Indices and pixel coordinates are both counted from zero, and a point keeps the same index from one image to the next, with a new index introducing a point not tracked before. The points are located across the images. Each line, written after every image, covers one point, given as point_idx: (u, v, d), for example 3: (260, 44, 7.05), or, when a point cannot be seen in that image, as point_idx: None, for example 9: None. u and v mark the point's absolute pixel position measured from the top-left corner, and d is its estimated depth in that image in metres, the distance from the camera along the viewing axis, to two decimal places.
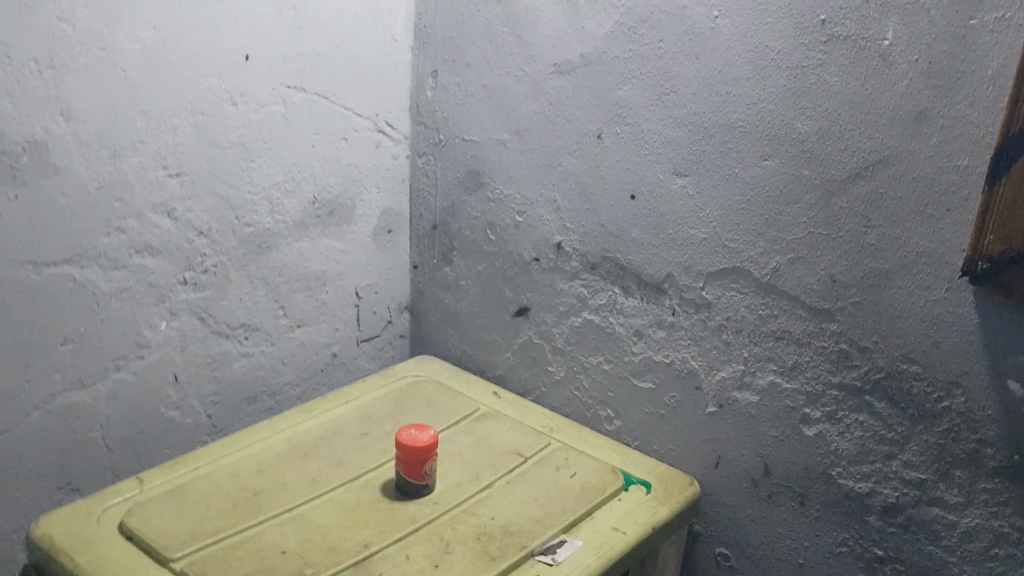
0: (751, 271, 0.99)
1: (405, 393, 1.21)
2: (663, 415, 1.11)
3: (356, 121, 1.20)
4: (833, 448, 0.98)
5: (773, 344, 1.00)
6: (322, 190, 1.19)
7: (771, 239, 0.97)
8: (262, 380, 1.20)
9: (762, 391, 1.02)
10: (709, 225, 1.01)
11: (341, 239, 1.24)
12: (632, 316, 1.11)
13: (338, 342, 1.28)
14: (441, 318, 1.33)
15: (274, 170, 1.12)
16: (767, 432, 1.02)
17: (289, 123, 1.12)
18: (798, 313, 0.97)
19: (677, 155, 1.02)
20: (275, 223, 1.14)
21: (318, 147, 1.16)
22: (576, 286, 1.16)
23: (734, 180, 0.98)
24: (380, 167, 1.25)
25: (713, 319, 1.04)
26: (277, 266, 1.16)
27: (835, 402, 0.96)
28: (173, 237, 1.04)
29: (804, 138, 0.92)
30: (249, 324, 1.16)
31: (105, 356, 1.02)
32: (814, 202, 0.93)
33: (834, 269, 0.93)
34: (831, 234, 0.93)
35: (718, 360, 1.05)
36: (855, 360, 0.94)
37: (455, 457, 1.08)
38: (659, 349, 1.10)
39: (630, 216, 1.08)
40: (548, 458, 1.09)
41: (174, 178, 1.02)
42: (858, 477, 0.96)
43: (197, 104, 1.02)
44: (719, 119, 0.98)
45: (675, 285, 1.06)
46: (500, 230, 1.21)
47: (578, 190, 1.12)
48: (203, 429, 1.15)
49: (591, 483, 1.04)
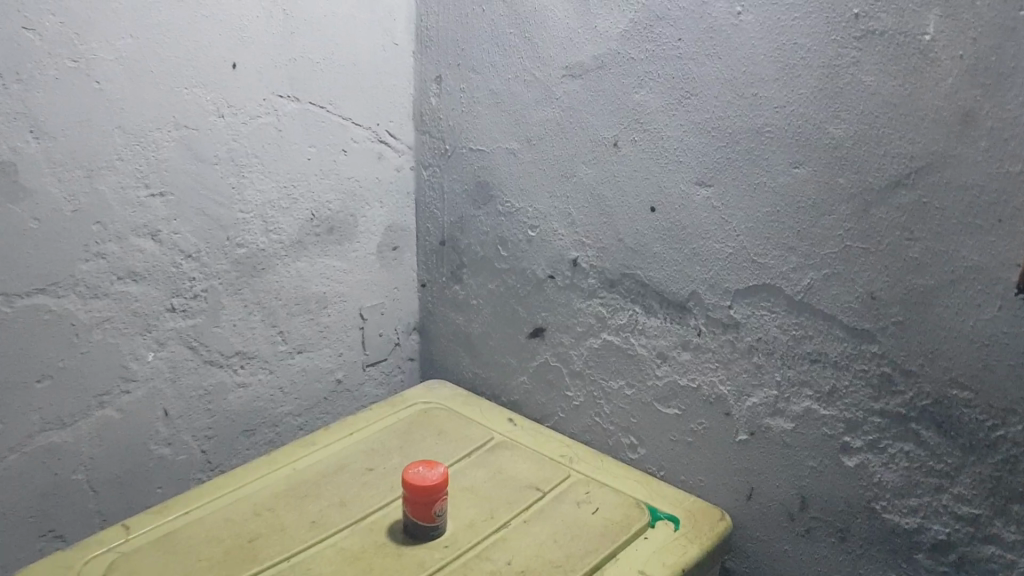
0: (783, 288, 0.91)
1: (414, 420, 1.14)
2: (690, 443, 1.02)
3: (355, 132, 1.13)
4: (876, 480, 0.89)
5: (807, 367, 0.92)
6: (320, 207, 1.12)
7: (804, 254, 0.89)
8: (260, 411, 1.14)
9: (797, 418, 0.93)
10: (736, 239, 0.93)
11: (343, 258, 1.17)
12: (654, 337, 1.02)
13: (342, 367, 1.21)
14: (451, 339, 1.24)
15: (267, 186, 1.06)
16: (803, 463, 0.94)
17: (282, 135, 1.05)
18: (836, 334, 0.89)
19: (699, 163, 0.94)
20: (270, 243, 1.08)
21: (315, 161, 1.09)
22: (593, 305, 1.06)
23: (763, 190, 0.90)
24: (383, 180, 1.18)
25: (742, 341, 0.95)
26: (273, 290, 1.10)
27: (878, 430, 0.88)
28: (158, 261, 0.98)
29: (837, 144, 0.84)
30: (244, 352, 1.09)
31: (87, 392, 0.97)
32: (850, 213, 0.85)
33: (875, 285, 0.85)
34: (871, 248, 0.85)
35: (748, 385, 0.96)
36: (899, 385, 0.86)
37: (468, 493, 1.01)
38: (684, 372, 1.01)
39: (649, 229, 0.99)
40: (567, 492, 1.02)
41: (157, 198, 0.96)
42: (905, 511, 0.88)
43: (180, 117, 0.96)
44: (744, 124, 0.90)
45: (700, 304, 0.97)
46: (511, 245, 1.12)
47: (594, 202, 1.03)
48: (198, 465, 1.09)
49: (614, 520, 0.97)
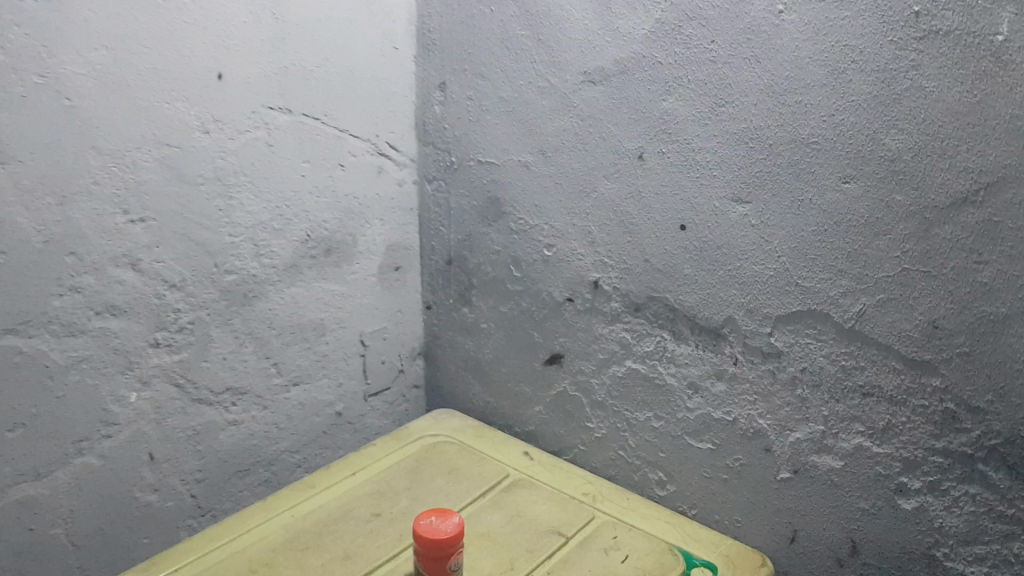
0: (831, 314, 0.83)
1: (422, 456, 1.05)
2: (726, 481, 0.94)
3: (353, 145, 1.04)
4: (936, 525, 0.81)
5: (859, 401, 0.83)
6: (316, 227, 1.03)
7: (855, 277, 0.80)
8: (255, 450, 1.05)
9: (846, 456, 0.85)
10: (778, 260, 0.85)
11: (341, 281, 1.08)
12: (685, 366, 0.94)
13: (342, 398, 1.12)
14: (459, 365, 1.16)
15: (258, 207, 0.97)
16: (854, 504, 0.86)
17: (273, 150, 0.96)
18: (891, 365, 0.80)
19: (735, 177, 0.85)
20: (263, 267, 0.99)
21: (309, 178, 1.00)
22: (617, 330, 0.98)
23: (807, 207, 0.82)
24: (383, 196, 1.09)
25: (784, 371, 0.87)
26: (267, 318, 1.01)
27: (939, 471, 0.80)
28: (140, 293, 0.89)
29: (894, 157, 0.76)
30: (236, 387, 1.01)
31: (65, 439, 0.88)
32: (909, 233, 0.77)
33: (937, 312, 0.77)
34: (932, 271, 0.76)
35: (791, 419, 0.88)
36: (964, 422, 0.78)
37: (485, 539, 0.92)
38: (718, 404, 0.92)
39: (679, 249, 0.91)
40: (593, 537, 0.93)
41: (138, 224, 0.87)
42: (970, 560, 0.80)
43: (162, 134, 0.86)
44: (787, 134, 0.81)
45: (736, 331, 0.89)
46: (525, 266, 1.04)
47: (617, 219, 0.94)
48: (188, 511, 1.00)
49: (647, 569, 0.89)
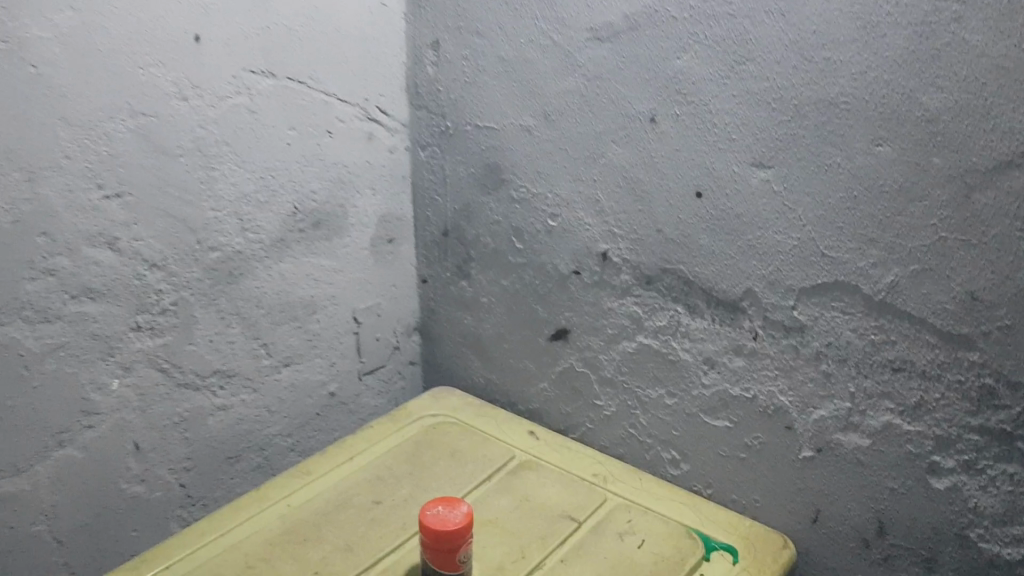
0: (860, 286, 0.78)
1: (421, 439, 1.00)
2: (744, 460, 0.90)
3: (341, 110, 0.97)
4: (971, 505, 0.77)
5: (889, 377, 0.79)
6: (304, 198, 0.96)
7: (887, 247, 0.76)
8: (245, 435, 0.99)
9: (875, 434, 0.81)
10: (802, 229, 0.79)
11: (332, 256, 1.02)
12: (700, 341, 0.89)
13: (335, 378, 1.07)
14: (457, 340, 1.10)
15: (242, 178, 0.90)
16: (882, 484, 0.82)
17: (257, 117, 0.89)
18: (925, 339, 0.76)
19: (757, 141, 0.80)
20: (248, 243, 0.93)
21: (295, 147, 0.94)
22: (627, 304, 0.93)
23: (836, 172, 0.76)
24: (374, 164, 1.03)
25: (808, 346, 0.82)
26: (254, 296, 0.95)
27: (975, 449, 0.76)
28: (119, 274, 0.83)
29: (932, 117, 0.71)
30: (224, 370, 0.95)
31: (43, 431, 0.82)
32: (947, 199, 0.72)
33: (976, 283, 0.72)
34: (972, 240, 0.71)
35: (815, 396, 0.84)
36: (1003, 399, 0.73)
37: (493, 526, 0.88)
38: (736, 381, 0.88)
39: (694, 219, 0.85)
40: (606, 521, 0.89)
41: (113, 200, 0.80)
42: (1007, 541, 0.76)
43: (137, 103, 0.80)
44: (813, 94, 0.75)
45: (756, 304, 0.84)
46: (527, 237, 0.98)
47: (627, 187, 0.89)
48: (177, 501, 0.95)
49: (664, 555, 0.84)
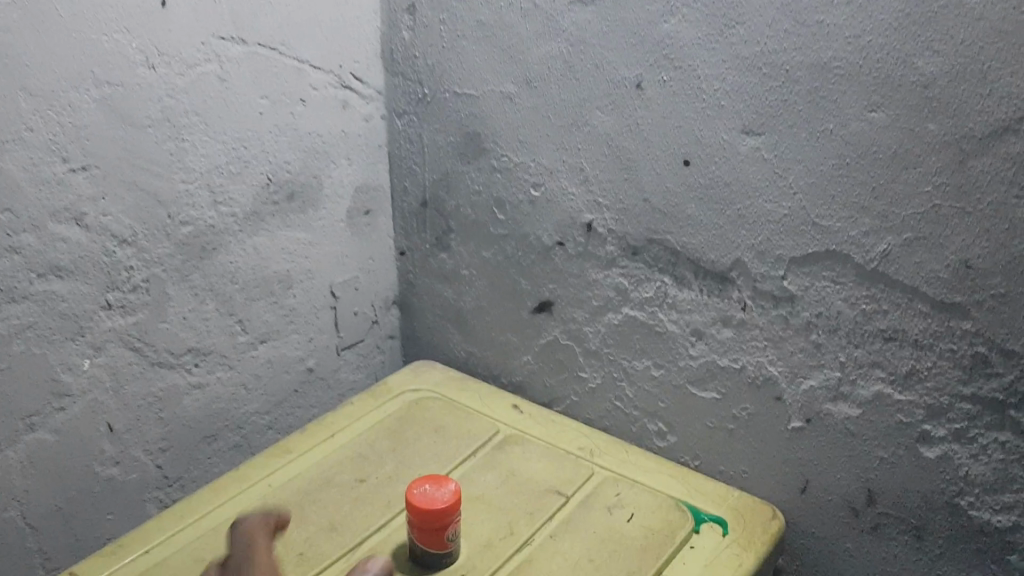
0: (852, 255, 0.77)
1: (404, 415, 0.98)
2: (732, 431, 0.89)
3: (315, 77, 0.94)
4: (962, 473, 0.77)
5: (880, 346, 0.78)
6: (278, 169, 0.93)
7: (880, 215, 0.74)
8: (222, 414, 0.97)
9: (865, 403, 0.80)
10: (793, 197, 0.78)
11: (307, 228, 0.99)
12: (688, 312, 0.87)
13: (313, 354, 1.04)
14: (438, 314, 1.08)
15: (213, 149, 0.86)
16: (872, 453, 0.81)
17: (228, 86, 0.86)
18: (917, 308, 0.75)
19: (746, 108, 0.78)
20: (221, 216, 0.89)
21: (267, 116, 0.90)
22: (613, 275, 0.91)
23: (828, 139, 0.75)
24: (350, 133, 0.99)
25: (798, 316, 0.81)
26: (228, 271, 0.92)
27: (966, 418, 0.76)
28: (87, 251, 0.79)
29: (928, 82, 0.69)
30: (199, 348, 0.92)
31: (12, 415, 0.79)
32: (941, 166, 0.71)
33: (970, 251, 0.71)
34: (966, 207, 0.70)
35: (805, 366, 0.83)
36: (996, 367, 0.73)
37: (479, 503, 0.86)
38: (724, 352, 0.87)
39: (682, 188, 0.83)
40: (594, 495, 0.88)
41: (80, 173, 0.77)
42: (997, 509, 0.76)
43: (102, 71, 0.76)
44: (805, 58, 0.74)
45: (745, 274, 0.83)
46: (509, 207, 0.96)
47: (613, 155, 0.86)
48: (153, 483, 0.92)
49: (654, 528, 0.83)
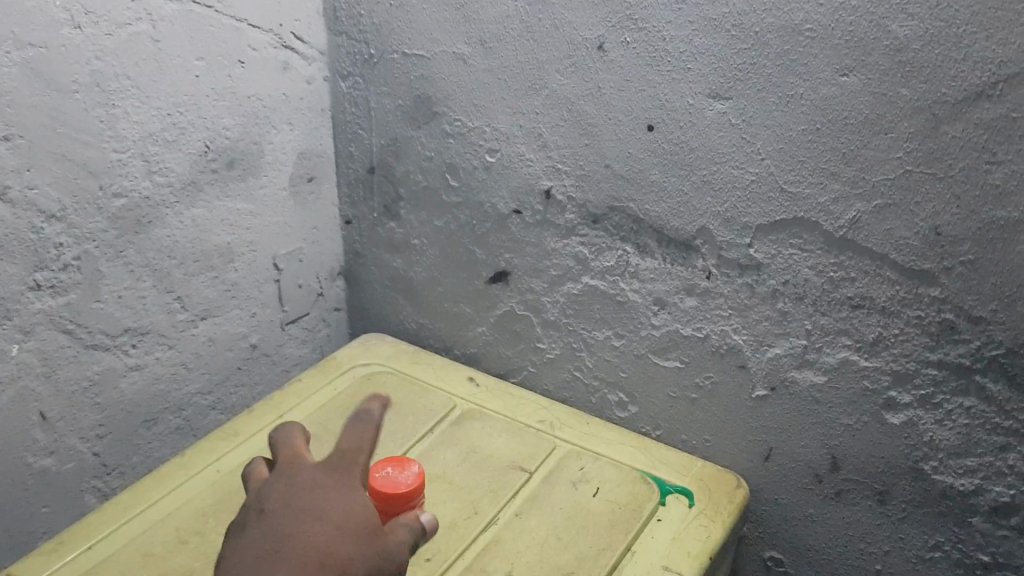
0: (820, 223, 0.75)
1: (356, 392, 0.95)
2: (695, 400, 0.88)
3: (254, 37, 0.88)
4: (926, 439, 0.77)
5: (847, 314, 0.77)
6: (216, 135, 0.87)
7: (850, 180, 0.73)
8: (162, 396, 0.91)
9: (831, 370, 0.80)
10: (761, 164, 0.76)
11: (248, 198, 0.93)
12: (650, 281, 0.86)
13: (256, 330, 0.99)
14: (388, 285, 1.05)
15: (147, 115, 0.80)
16: (836, 420, 0.81)
17: (161, 46, 0.79)
18: (885, 275, 0.74)
19: (713, 71, 0.75)
20: (156, 187, 0.83)
21: (204, 79, 0.84)
22: (572, 244, 0.89)
23: (798, 103, 0.73)
24: (291, 96, 0.94)
25: (764, 284, 0.80)
26: (165, 245, 0.86)
27: (933, 383, 0.75)
28: (12, 227, 0.73)
29: (901, 46, 0.67)
30: (136, 328, 0.86)
31: None
32: (913, 131, 0.69)
33: (940, 218, 0.70)
34: (938, 173, 0.69)
35: (770, 335, 0.82)
36: (963, 333, 0.72)
37: (440, 482, 0.83)
38: (688, 321, 0.85)
39: (645, 154, 0.81)
40: (558, 470, 0.85)
41: (2, 144, 0.70)
42: (960, 472, 0.76)
43: (23, 30, 0.69)
44: (776, 20, 0.71)
45: (710, 242, 0.81)
46: (463, 174, 0.93)
47: (573, 120, 0.83)
48: (91, 471, 0.87)
49: (620, 502, 0.82)
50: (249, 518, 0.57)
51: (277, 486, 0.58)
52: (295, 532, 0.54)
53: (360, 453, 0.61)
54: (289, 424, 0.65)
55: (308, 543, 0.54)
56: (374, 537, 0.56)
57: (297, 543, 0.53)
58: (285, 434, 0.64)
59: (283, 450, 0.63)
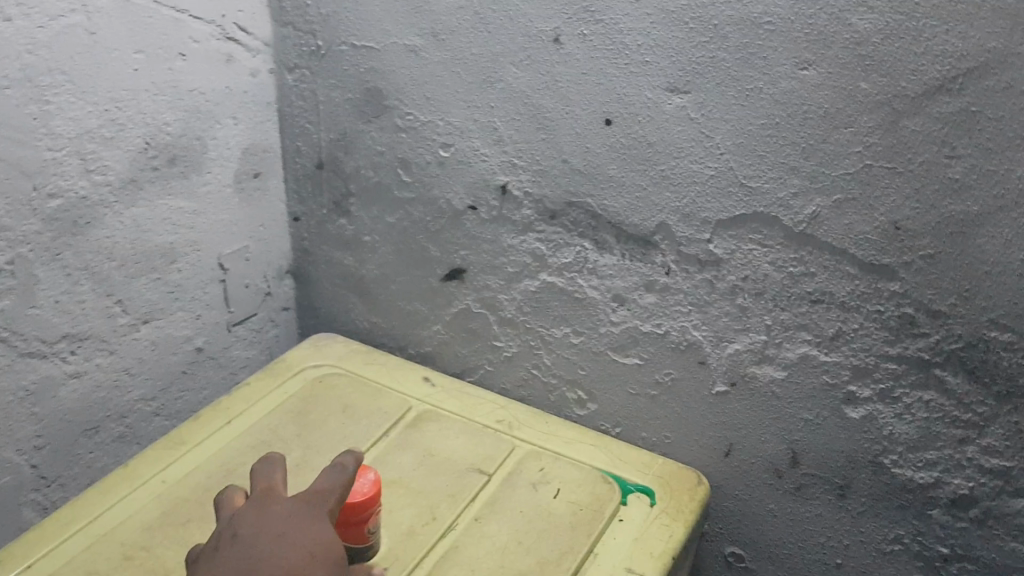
0: (780, 217, 0.74)
1: (307, 396, 0.92)
2: (654, 397, 0.87)
3: (195, 28, 0.84)
4: (885, 433, 0.77)
5: (807, 309, 0.77)
6: (157, 132, 0.84)
7: (810, 175, 0.72)
8: (104, 404, 0.88)
9: (791, 365, 0.79)
10: (720, 158, 0.75)
11: (191, 196, 0.90)
12: (609, 277, 0.85)
13: (201, 332, 0.96)
14: (338, 283, 1.02)
15: (83, 111, 0.76)
16: (797, 415, 0.81)
17: (96, 39, 0.76)
18: (845, 270, 0.74)
19: (672, 64, 0.73)
20: (94, 186, 0.80)
21: (143, 72, 0.81)
22: (529, 241, 0.87)
23: (757, 96, 0.71)
24: (235, 90, 0.90)
25: (723, 280, 0.79)
26: (104, 246, 0.82)
27: (892, 377, 0.75)
28: None
29: (862, 39, 0.66)
30: (75, 334, 0.82)
31: None
32: (874, 125, 0.68)
33: (900, 212, 0.69)
34: (898, 167, 0.68)
35: (730, 330, 0.81)
36: (922, 327, 0.72)
37: (396, 487, 0.81)
38: (647, 317, 0.84)
39: (603, 148, 0.79)
40: (517, 472, 0.84)
41: None
42: (919, 466, 0.77)
43: None
44: (735, 12, 0.70)
45: (669, 238, 0.80)
46: (416, 169, 0.90)
47: (528, 113, 0.82)
48: (29, 484, 0.83)
49: (582, 504, 0.80)
50: (221, 545, 0.58)
51: (249, 516, 0.60)
52: (267, 559, 0.56)
53: (335, 490, 0.62)
54: (269, 457, 0.66)
55: (279, 569, 0.55)
56: (339, 570, 0.58)
57: (267, 569, 0.55)
58: (264, 467, 0.65)
59: (260, 480, 0.64)
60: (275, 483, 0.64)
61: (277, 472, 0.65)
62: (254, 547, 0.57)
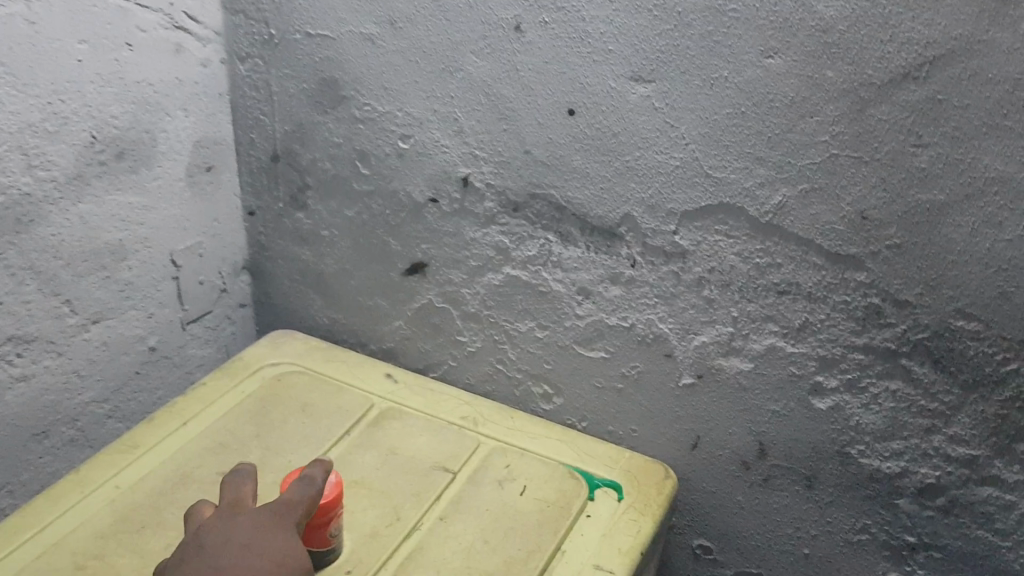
0: (746, 208, 0.73)
1: (265, 395, 0.89)
2: (620, 391, 0.86)
3: (141, 17, 0.81)
4: (852, 423, 0.77)
5: (773, 300, 0.76)
6: (103, 125, 0.81)
7: (776, 165, 0.71)
8: (53, 407, 0.85)
9: (758, 357, 0.79)
10: (685, 148, 0.74)
11: (140, 191, 0.87)
12: (573, 270, 0.83)
13: (155, 331, 0.93)
14: (296, 278, 0.99)
15: (25, 104, 0.73)
16: (764, 406, 0.80)
17: (37, 29, 0.72)
18: (812, 261, 0.73)
19: (635, 53, 0.72)
20: (37, 182, 0.76)
21: (87, 63, 0.77)
22: (492, 234, 0.85)
23: (722, 85, 0.70)
24: (184, 81, 0.87)
25: (689, 271, 0.78)
26: (49, 245, 0.79)
27: (859, 368, 0.75)
28: None
29: (827, 26, 0.65)
30: (20, 336, 0.79)
31: None
32: (840, 114, 0.67)
33: (866, 202, 0.69)
34: (864, 156, 0.68)
35: (697, 323, 0.80)
36: (889, 317, 0.72)
37: (359, 488, 0.79)
38: (613, 310, 0.83)
39: (567, 139, 0.78)
40: (482, 469, 0.82)
41: None
42: (886, 456, 0.76)
43: None
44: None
45: (634, 230, 0.79)
46: (374, 161, 0.88)
47: (489, 104, 0.80)
48: None
49: (548, 500, 0.79)
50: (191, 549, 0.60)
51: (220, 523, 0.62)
52: (234, 569, 0.58)
53: (299, 504, 0.64)
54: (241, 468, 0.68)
55: None
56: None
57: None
58: (235, 478, 0.67)
59: (230, 492, 0.66)
60: (243, 495, 0.65)
61: (247, 484, 0.66)
62: (221, 557, 0.59)
